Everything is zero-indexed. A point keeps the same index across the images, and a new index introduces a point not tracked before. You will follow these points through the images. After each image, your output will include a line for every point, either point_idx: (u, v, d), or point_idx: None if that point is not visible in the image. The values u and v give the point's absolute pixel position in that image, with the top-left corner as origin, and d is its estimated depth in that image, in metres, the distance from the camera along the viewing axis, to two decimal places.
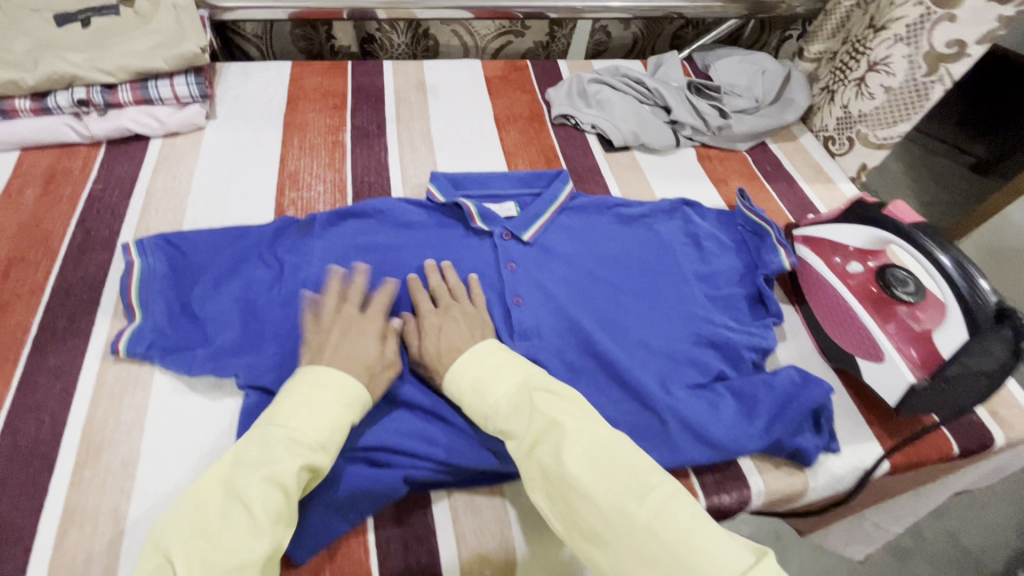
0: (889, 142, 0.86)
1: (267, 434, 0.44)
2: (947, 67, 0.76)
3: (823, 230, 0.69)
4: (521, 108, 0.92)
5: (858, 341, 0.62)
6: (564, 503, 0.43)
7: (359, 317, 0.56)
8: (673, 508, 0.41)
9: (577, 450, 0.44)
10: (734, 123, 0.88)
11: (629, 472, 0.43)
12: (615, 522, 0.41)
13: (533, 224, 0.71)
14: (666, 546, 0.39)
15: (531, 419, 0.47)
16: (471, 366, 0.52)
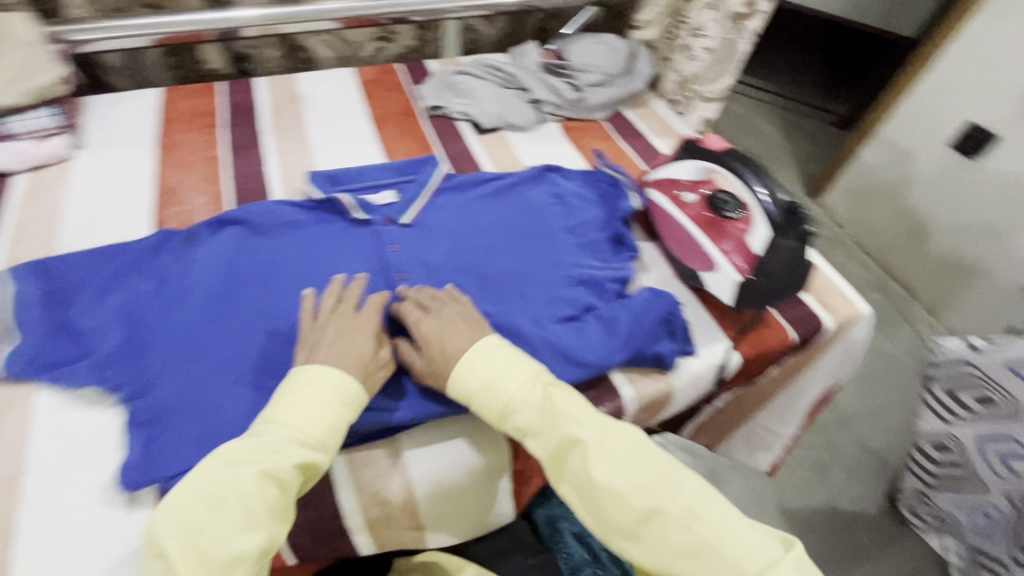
0: (719, 95, 1.02)
1: (266, 431, 0.48)
2: (746, 23, 0.92)
3: (665, 171, 0.79)
4: (394, 106, 0.98)
5: (697, 257, 0.71)
6: (599, 503, 0.49)
7: (353, 315, 0.58)
8: (703, 505, 0.47)
9: (605, 454, 0.49)
10: (588, 95, 0.99)
11: (656, 470, 0.49)
12: (649, 518, 0.47)
13: (411, 207, 0.77)
14: (699, 539, 0.45)
15: (552, 423, 0.52)
16: (474, 366, 0.55)
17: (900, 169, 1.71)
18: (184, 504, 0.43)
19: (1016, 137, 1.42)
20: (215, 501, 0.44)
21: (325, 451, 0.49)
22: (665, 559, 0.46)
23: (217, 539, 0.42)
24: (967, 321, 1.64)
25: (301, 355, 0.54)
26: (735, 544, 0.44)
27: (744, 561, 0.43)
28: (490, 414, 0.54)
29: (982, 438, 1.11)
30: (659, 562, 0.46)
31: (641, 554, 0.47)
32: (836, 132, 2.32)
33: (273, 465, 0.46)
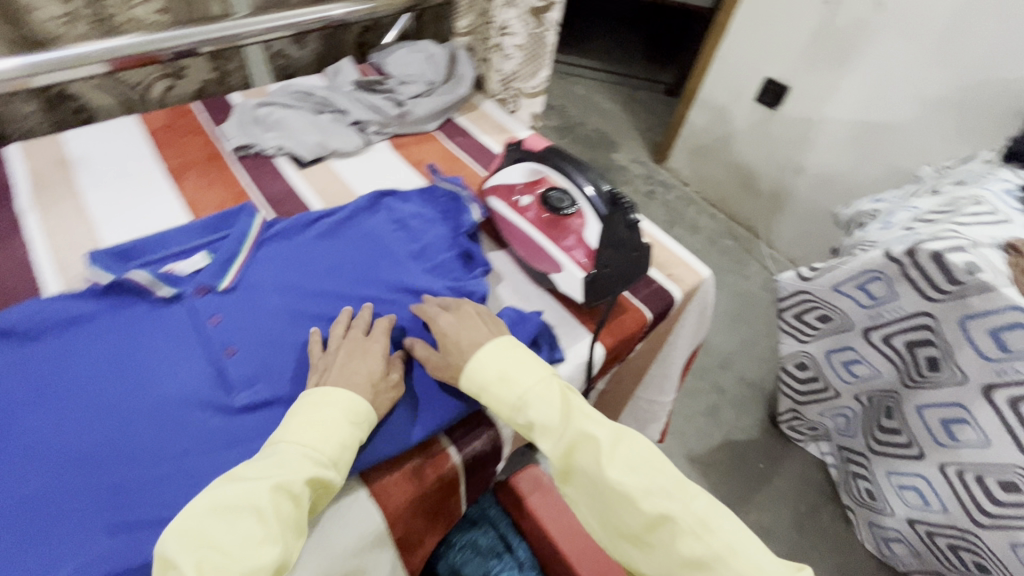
0: (540, 88, 1.03)
1: (279, 449, 0.48)
2: (547, 17, 0.93)
3: (500, 176, 0.78)
4: (194, 152, 0.86)
5: (542, 259, 0.71)
6: (606, 505, 0.50)
7: (363, 338, 0.59)
8: (716, 522, 0.48)
9: (619, 457, 0.50)
10: (412, 108, 0.95)
11: (670, 479, 0.50)
12: (660, 525, 0.48)
13: (229, 269, 0.67)
14: (711, 550, 0.46)
15: (567, 422, 0.52)
16: (492, 358, 0.55)
17: (721, 126, 1.90)
18: (195, 521, 0.44)
19: (800, 83, 1.64)
20: (233, 518, 0.44)
21: (338, 469, 0.50)
22: (671, 567, 0.48)
23: (235, 556, 0.42)
24: (799, 248, 1.87)
25: (314, 377, 0.56)
26: (744, 556, 0.46)
27: (752, 575, 0.45)
28: (502, 408, 0.54)
29: (829, 351, 1.26)
30: (665, 568, 0.48)
31: (647, 560, 0.49)
32: (667, 100, 2.52)
33: (286, 478, 0.46)
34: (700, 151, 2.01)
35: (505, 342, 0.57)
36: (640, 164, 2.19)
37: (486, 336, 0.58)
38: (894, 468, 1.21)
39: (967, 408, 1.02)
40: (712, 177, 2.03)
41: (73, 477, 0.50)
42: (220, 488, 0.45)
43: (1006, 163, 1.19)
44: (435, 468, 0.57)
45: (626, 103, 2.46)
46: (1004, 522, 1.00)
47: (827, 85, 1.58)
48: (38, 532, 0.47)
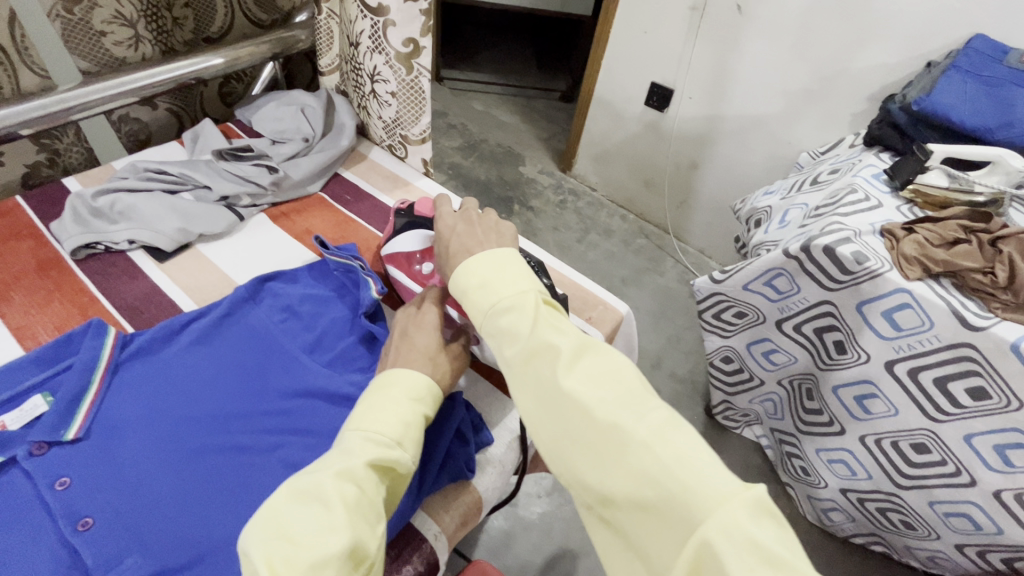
0: (424, 135, 0.94)
1: (344, 437, 0.45)
2: (418, 61, 0.85)
3: (394, 244, 0.73)
4: (21, 262, 0.72)
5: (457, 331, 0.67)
6: (555, 416, 0.39)
7: (415, 313, 0.59)
8: (668, 434, 0.36)
9: (579, 365, 0.40)
10: (288, 172, 0.85)
11: (630, 389, 0.39)
12: (610, 436, 0.36)
13: (75, 412, 0.55)
14: (659, 463, 0.35)
15: (534, 324, 0.43)
16: (485, 266, 0.48)
17: (618, 132, 1.95)
18: (273, 510, 0.39)
19: (683, 85, 1.70)
20: (301, 507, 0.39)
21: (406, 449, 0.46)
22: (614, 482, 0.36)
23: (306, 545, 0.37)
24: (707, 240, 1.95)
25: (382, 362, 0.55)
26: (696, 470, 0.34)
27: (701, 491, 0.33)
28: (476, 314, 0.46)
29: (748, 343, 1.31)
30: (606, 485, 0.36)
31: (588, 477, 0.37)
32: (565, 106, 2.55)
33: (348, 464, 0.41)
34: (603, 158, 2.05)
35: (504, 254, 0.50)
36: (548, 175, 2.20)
37: (484, 245, 0.51)
38: (822, 445, 1.24)
39: (876, 383, 1.07)
40: (617, 180, 2.08)
41: None
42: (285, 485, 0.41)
43: (871, 147, 1.25)
44: None
45: (525, 113, 2.46)
46: (923, 481, 1.07)
47: (708, 85, 1.65)
48: None
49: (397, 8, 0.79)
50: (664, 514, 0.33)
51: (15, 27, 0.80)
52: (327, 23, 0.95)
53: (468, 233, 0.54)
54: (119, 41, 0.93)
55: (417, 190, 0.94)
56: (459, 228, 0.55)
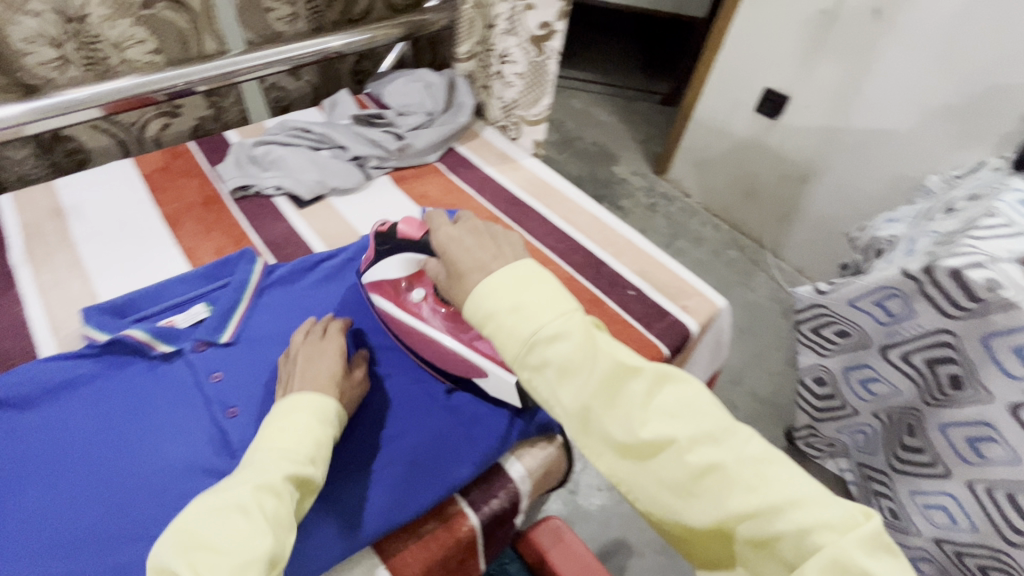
0: (541, 116, 1.00)
1: (254, 456, 0.46)
2: (548, 45, 0.92)
3: (376, 271, 0.62)
4: (191, 196, 0.84)
5: (459, 365, 0.59)
6: (642, 460, 0.39)
7: (319, 342, 0.59)
8: (767, 466, 0.37)
9: (655, 402, 0.40)
10: (412, 140, 0.93)
11: (716, 421, 0.39)
12: (707, 476, 0.37)
13: (228, 321, 0.65)
14: (766, 503, 0.35)
15: (593, 358, 0.41)
16: (504, 286, 0.43)
17: (721, 138, 1.89)
18: (193, 519, 0.41)
19: (800, 93, 1.62)
20: (220, 519, 0.40)
21: (319, 465, 0.47)
22: (718, 521, 0.37)
23: (222, 555, 0.39)
24: (806, 258, 1.84)
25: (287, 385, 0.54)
26: (808, 508, 0.35)
27: (817, 527, 0.34)
28: (512, 346, 0.41)
29: (846, 367, 1.23)
30: (711, 525, 0.37)
31: (690, 517, 0.38)
32: (665, 110, 2.50)
33: (266, 478, 0.43)
34: (702, 163, 2.00)
35: (530, 267, 0.45)
36: (641, 177, 2.18)
37: (499, 262, 0.45)
38: (919, 488, 1.14)
39: (995, 427, 0.96)
40: (714, 188, 2.01)
41: (75, 556, 0.48)
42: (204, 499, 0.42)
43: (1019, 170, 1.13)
44: (452, 531, 0.54)
45: (624, 114, 2.45)
46: None
47: (830, 94, 1.55)
48: None
49: None
50: (782, 553, 0.35)
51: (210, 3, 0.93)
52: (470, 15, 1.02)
53: (475, 240, 0.48)
54: (280, 17, 1.03)
55: (525, 168, 0.98)
56: (460, 238, 0.48)
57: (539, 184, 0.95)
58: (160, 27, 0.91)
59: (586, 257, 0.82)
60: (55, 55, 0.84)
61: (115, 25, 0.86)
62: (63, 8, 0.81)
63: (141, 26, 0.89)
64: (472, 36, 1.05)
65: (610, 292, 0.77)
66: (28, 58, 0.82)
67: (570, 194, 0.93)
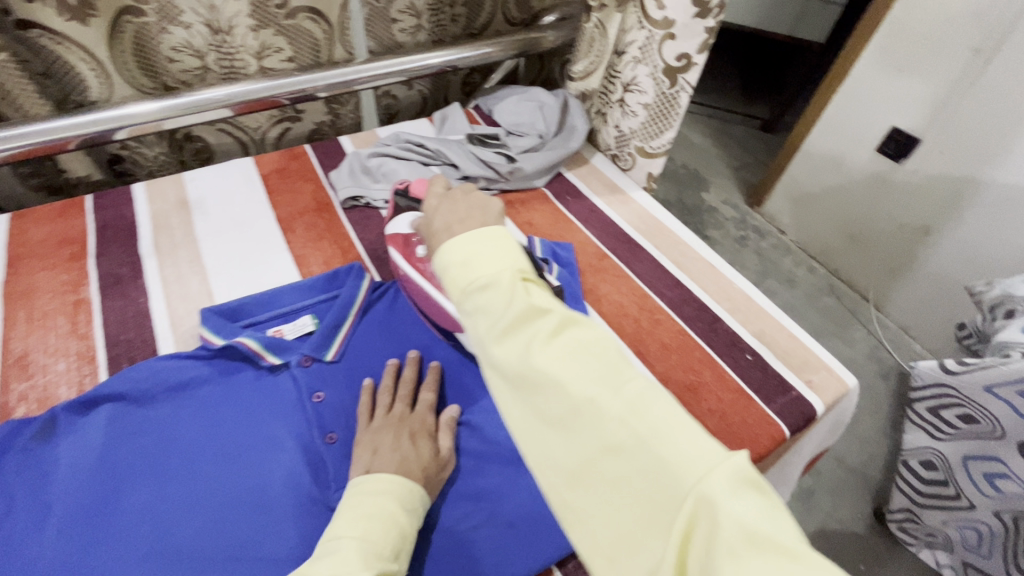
0: (662, 150, 0.95)
1: (336, 546, 0.41)
2: (683, 77, 0.85)
3: (392, 226, 0.73)
4: (304, 201, 0.85)
5: (441, 318, 0.65)
6: (528, 397, 0.36)
7: (406, 415, 0.58)
8: (649, 403, 0.34)
9: (557, 339, 0.37)
10: (523, 164, 0.90)
11: (606, 363, 0.36)
12: (585, 413, 0.34)
13: (334, 339, 0.64)
14: (634, 437, 0.33)
15: (510, 298, 0.38)
16: (468, 238, 0.43)
17: (830, 177, 1.72)
18: None
19: (933, 135, 1.43)
20: None
21: (400, 560, 0.44)
22: (587, 457, 0.34)
23: None
24: (915, 318, 1.66)
25: (367, 456, 0.52)
26: (672, 443, 0.32)
27: (680, 465, 0.31)
28: (451, 289, 0.41)
29: (966, 457, 1.05)
30: (580, 461, 0.34)
31: (563, 452, 0.34)
32: (763, 136, 2.34)
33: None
34: (804, 200, 1.84)
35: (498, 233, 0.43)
36: (732, 207, 2.05)
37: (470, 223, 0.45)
38: None
39: None
40: (814, 227, 1.85)
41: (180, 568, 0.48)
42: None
43: None
44: None
45: (720, 137, 2.32)
46: None
47: (971, 142, 1.36)
48: None
49: (683, 23, 0.79)
50: (638, 490, 0.31)
51: (345, 14, 0.95)
52: (592, 33, 0.94)
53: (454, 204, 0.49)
54: (403, 28, 1.04)
55: (635, 203, 0.93)
56: (442, 203, 0.50)
57: (649, 222, 0.90)
58: (297, 35, 0.93)
59: (698, 310, 0.76)
60: (198, 63, 0.88)
61: (256, 36, 0.89)
62: (211, 21, 0.85)
63: (280, 35, 0.91)
64: (595, 53, 0.97)
65: (724, 353, 0.71)
66: (174, 64, 0.87)
67: (682, 236, 0.88)
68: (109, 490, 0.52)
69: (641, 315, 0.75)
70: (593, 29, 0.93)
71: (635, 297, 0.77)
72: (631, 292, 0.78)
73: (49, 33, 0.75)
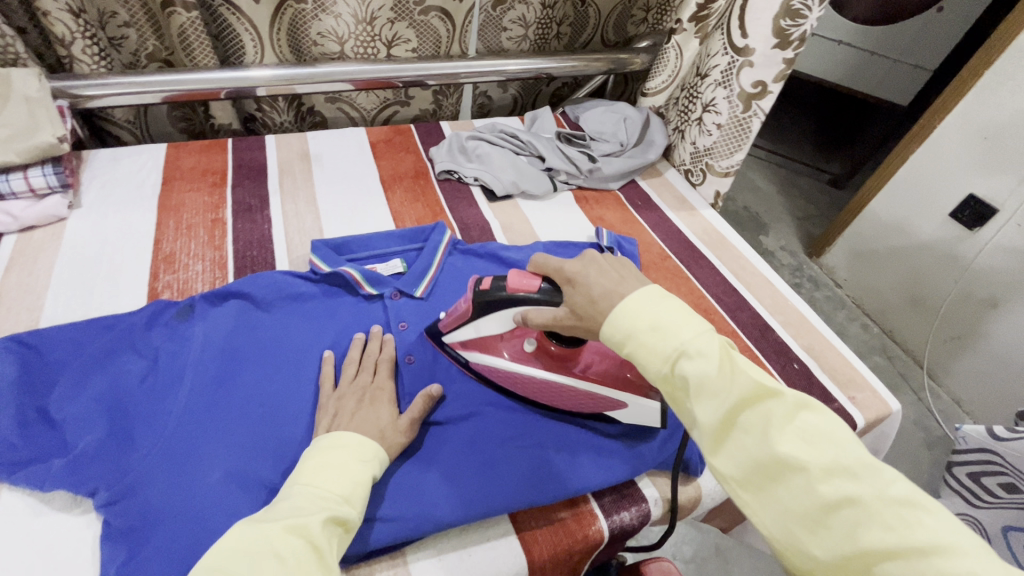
0: (731, 170, 1.01)
1: (290, 494, 0.45)
2: (758, 103, 0.93)
3: (473, 330, 0.63)
4: (405, 167, 0.97)
5: (593, 405, 0.62)
6: (773, 482, 0.38)
7: (368, 383, 0.60)
8: (917, 508, 0.35)
9: (795, 422, 0.39)
10: (603, 166, 0.99)
11: (857, 455, 0.37)
12: (841, 509, 0.36)
13: (422, 279, 0.74)
14: (910, 545, 0.34)
15: (731, 379, 0.41)
16: (645, 303, 0.45)
17: (898, 236, 1.71)
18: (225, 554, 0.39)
19: (1013, 208, 1.42)
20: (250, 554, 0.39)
21: (354, 505, 0.47)
22: (849, 558, 0.35)
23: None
24: (972, 392, 1.60)
25: (325, 421, 0.55)
26: (961, 559, 0.32)
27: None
28: (654, 361, 0.43)
29: (1008, 526, 1.01)
30: (842, 559, 0.35)
31: (817, 546, 0.36)
32: (830, 190, 2.33)
33: (303, 520, 0.42)
34: (866, 255, 1.83)
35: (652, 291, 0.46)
36: (790, 254, 2.05)
37: (628, 287, 0.47)
38: None
39: None
40: (874, 285, 1.83)
41: (279, 434, 0.58)
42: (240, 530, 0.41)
43: None
44: (582, 525, 0.59)
45: (787, 185, 2.34)
46: None
47: None
48: (242, 479, 0.54)
49: (762, 51, 0.87)
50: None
51: (468, 18, 1.08)
52: (672, 56, 1.04)
53: (599, 271, 0.50)
54: (511, 37, 1.15)
55: (701, 217, 0.99)
56: (589, 271, 0.50)
57: (712, 235, 0.96)
58: (426, 31, 1.06)
59: (752, 318, 0.81)
60: (337, 49, 1.02)
61: (393, 27, 1.03)
62: (358, 12, 0.98)
63: (411, 28, 1.04)
64: (668, 71, 1.06)
65: (773, 358, 0.76)
66: (317, 47, 1.00)
67: (744, 252, 0.93)
68: (230, 365, 0.62)
69: (698, 312, 0.80)
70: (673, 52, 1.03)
71: (692, 296, 0.83)
72: (689, 292, 0.83)
73: (229, 5, 0.89)
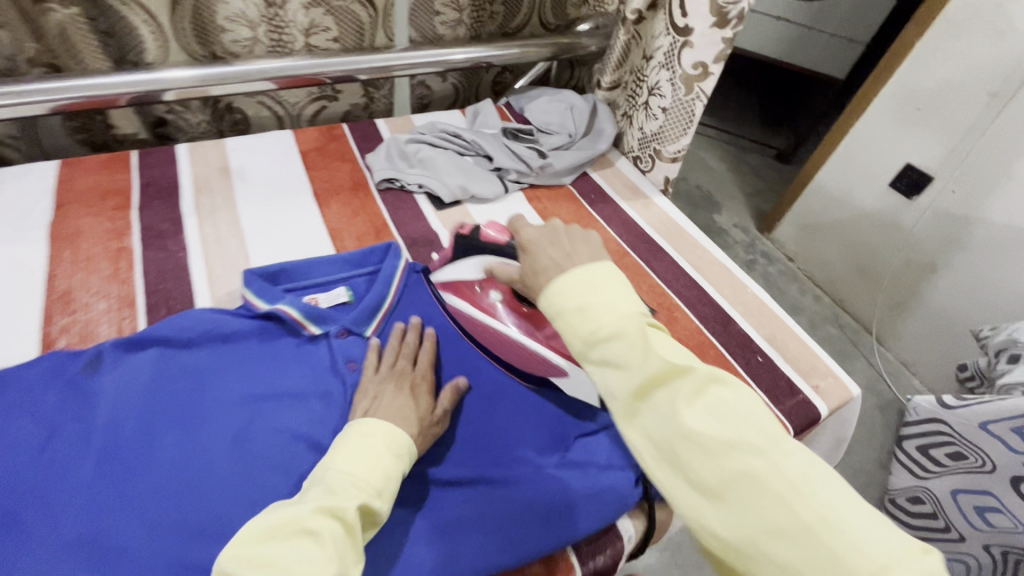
0: (679, 155, 0.99)
1: (326, 476, 0.47)
2: (701, 84, 0.90)
3: (454, 271, 0.71)
4: (343, 179, 0.89)
5: (533, 362, 0.65)
6: (673, 459, 0.38)
7: (408, 369, 0.62)
8: (820, 491, 0.34)
9: (702, 396, 0.38)
10: (554, 161, 0.94)
11: (760, 430, 0.37)
12: (739, 486, 0.35)
13: (375, 316, 0.69)
14: (802, 524, 0.33)
15: (644, 357, 0.39)
16: (579, 281, 0.43)
17: (842, 209, 1.75)
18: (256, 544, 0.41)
19: (948, 175, 1.46)
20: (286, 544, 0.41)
21: (384, 498, 0.48)
22: (748, 536, 0.35)
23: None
24: (917, 354, 1.67)
25: (364, 404, 0.57)
26: (847, 532, 0.33)
27: (855, 556, 0.32)
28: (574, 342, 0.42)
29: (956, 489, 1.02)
30: (740, 536, 0.35)
31: (717, 524, 0.36)
32: (777, 165, 2.37)
33: (337, 505, 0.44)
34: (813, 229, 1.87)
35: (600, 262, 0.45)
36: (743, 232, 2.07)
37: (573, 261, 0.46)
38: None
39: None
40: (824, 258, 1.87)
41: (206, 504, 0.51)
42: (279, 513, 0.43)
43: None
44: None
45: (737, 162, 2.36)
46: None
47: (983, 177, 1.39)
48: (159, 564, 0.47)
49: (701, 31, 0.83)
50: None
51: None
52: (626, 44, 1.01)
53: (551, 241, 0.48)
54: (445, 22, 1.07)
55: (655, 206, 0.97)
56: (540, 240, 0.48)
57: (669, 226, 0.93)
58: (345, 16, 0.97)
59: (714, 311, 0.79)
60: (249, 35, 0.92)
61: (308, 13, 0.94)
62: None
63: (329, 15, 0.96)
64: (623, 62, 1.04)
65: (737, 353, 0.74)
66: (226, 35, 0.90)
67: (700, 241, 0.91)
68: (146, 427, 0.54)
69: (661, 312, 0.77)
70: (627, 40, 1.00)
71: (654, 295, 0.80)
72: (652, 291, 0.80)
73: None
